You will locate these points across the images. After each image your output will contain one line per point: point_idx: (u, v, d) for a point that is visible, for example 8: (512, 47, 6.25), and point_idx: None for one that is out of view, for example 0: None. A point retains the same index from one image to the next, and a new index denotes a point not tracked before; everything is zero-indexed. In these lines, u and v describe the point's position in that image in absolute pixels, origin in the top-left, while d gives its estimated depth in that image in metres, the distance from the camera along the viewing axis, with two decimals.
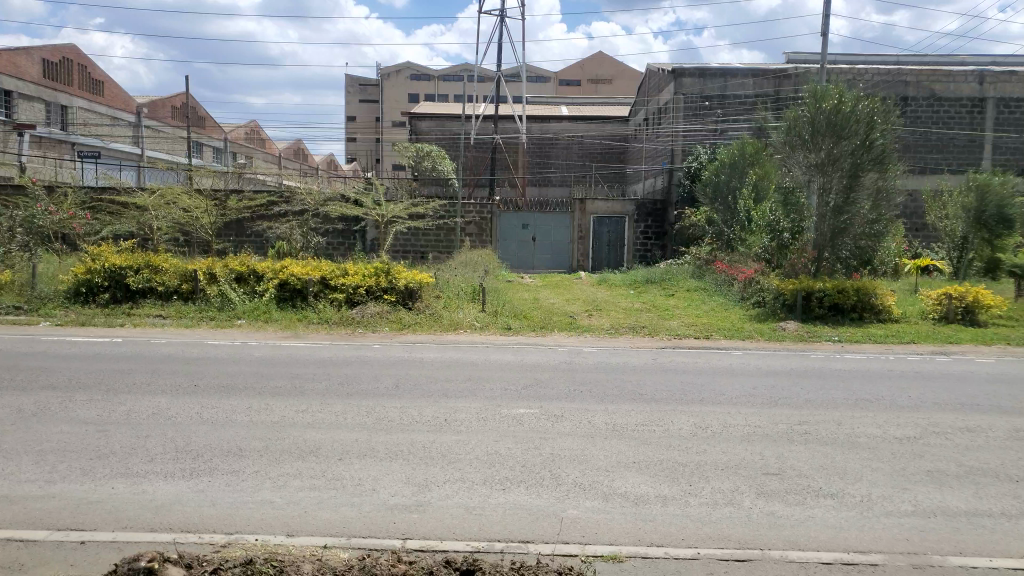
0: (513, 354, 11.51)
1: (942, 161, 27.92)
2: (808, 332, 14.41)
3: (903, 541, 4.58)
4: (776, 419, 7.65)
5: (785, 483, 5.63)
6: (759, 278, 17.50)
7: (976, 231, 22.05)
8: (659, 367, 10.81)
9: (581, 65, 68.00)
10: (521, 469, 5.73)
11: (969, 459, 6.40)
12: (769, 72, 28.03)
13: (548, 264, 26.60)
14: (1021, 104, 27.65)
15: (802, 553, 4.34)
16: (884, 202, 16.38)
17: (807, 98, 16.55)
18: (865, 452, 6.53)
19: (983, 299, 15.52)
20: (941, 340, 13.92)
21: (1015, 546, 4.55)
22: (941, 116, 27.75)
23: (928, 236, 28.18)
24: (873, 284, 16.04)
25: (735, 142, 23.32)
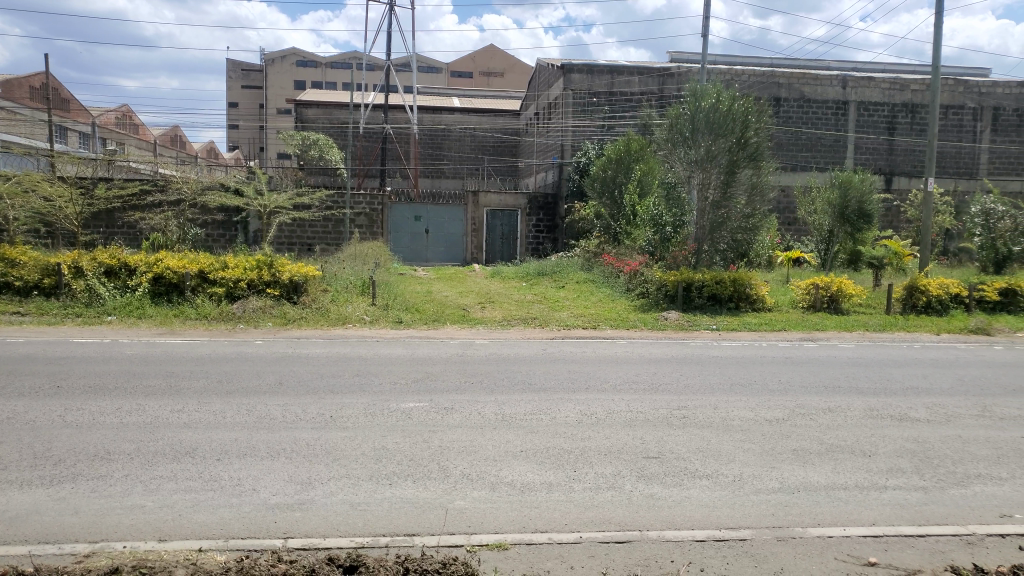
0: (403, 348, 11.40)
1: (811, 159, 29.71)
2: (688, 322, 15.01)
3: (770, 516, 4.87)
4: (658, 404, 7.96)
5: (664, 466, 5.87)
6: (644, 270, 18.07)
7: (841, 226, 23.65)
8: (548, 357, 11.00)
9: (472, 57, 67.87)
10: (409, 463, 5.70)
11: (830, 437, 6.89)
12: (653, 70, 28.90)
13: (440, 256, 26.52)
14: (879, 108, 29.79)
15: (678, 532, 4.54)
16: (757, 197, 17.31)
17: (688, 96, 17.22)
18: (738, 433, 6.90)
19: (846, 289, 16.62)
20: (809, 327, 14.85)
21: (866, 514, 4.94)
22: (810, 117, 29.49)
23: (799, 230, 29.95)
24: (748, 274, 16.91)
25: (621, 138, 23.94)
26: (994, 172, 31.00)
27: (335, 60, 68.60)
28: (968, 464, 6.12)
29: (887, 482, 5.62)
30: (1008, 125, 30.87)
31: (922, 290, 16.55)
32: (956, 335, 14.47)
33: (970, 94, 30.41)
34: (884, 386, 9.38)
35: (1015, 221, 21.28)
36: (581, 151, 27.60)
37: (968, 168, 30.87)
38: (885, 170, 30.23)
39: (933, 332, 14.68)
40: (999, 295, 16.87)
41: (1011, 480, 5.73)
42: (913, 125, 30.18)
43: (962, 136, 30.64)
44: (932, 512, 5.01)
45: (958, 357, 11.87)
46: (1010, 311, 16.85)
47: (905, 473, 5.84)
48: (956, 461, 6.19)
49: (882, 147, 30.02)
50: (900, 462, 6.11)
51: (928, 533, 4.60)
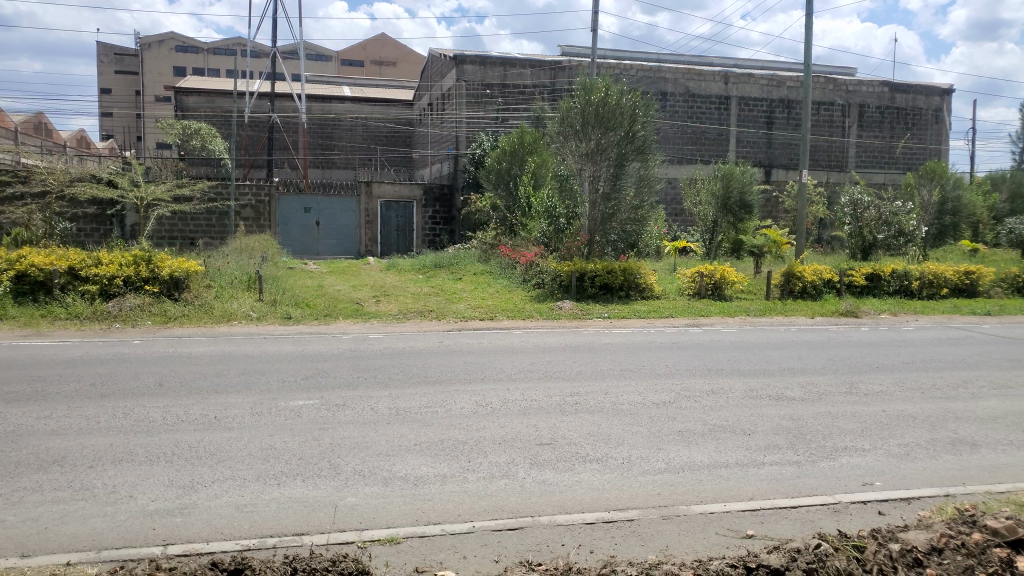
0: (292, 345, 11.07)
1: (696, 153, 30.90)
2: (581, 311, 15.32)
3: (656, 495, 5.05)
4: (551, 392, 8.11)
5: (556, 452, 5.98)
6: (539, 261, 18.27)
7: (724, 216, 24.76)
8: (444, 349, 10.98)
9: (363, 46, 66.55)
10: (298, 462, 5.57)
11: (713, 417, 7.21)
12: (544, 64, 29.26)
13: (332, 248, 25.95)
14: (758, 103, 31.31)
15: (568, 516, 4.64)
16: (646, 189, 17.84)
17: (578, 90, 17.48)
18: (627, 417, 7.12)
19: (728, 276, 17.38)
20: (693, 313, 15.47)
21: (746, 490, 5.20)
22: (694, 112, 30.64)
23: (686, 221, 31.14)
24: (638, 263, 17.38)
25: (515, 131, 24.10)
26: (861, 164, 33.18)
27: (218, 45, 65.82)
28: (837, 438, 6.55)
29: (764, 459, 5.94)
30: (872, 121, 33.13)
31: (799, 276, 17.50)
32: (828, 318, 15.43)
33: (838, 91, 32.41)
34: (763, 367, 9.91)
35: (879, 211, 22.87)
36: (475, 142, 27.67)
37: (839, 161, 32.90)
38: (765, 163, 31.83)
39: (808, 316, 15.60)
40: (866, 280, 18.08)
41: (874, 451, 6.18)
42: (789, 120, 31.89)
43: (833, 131, 32.62)
44: (804, 484, 5.34)
45: (829, 339, 12.67)
46: (875, 295, 18.12)
47: (781, 449, 6.19)
48: (826, 436, 6.61)
49: (761, 141, 31.54)
50: (776, 440, 6.46)
51: (800, 505, 4.90)
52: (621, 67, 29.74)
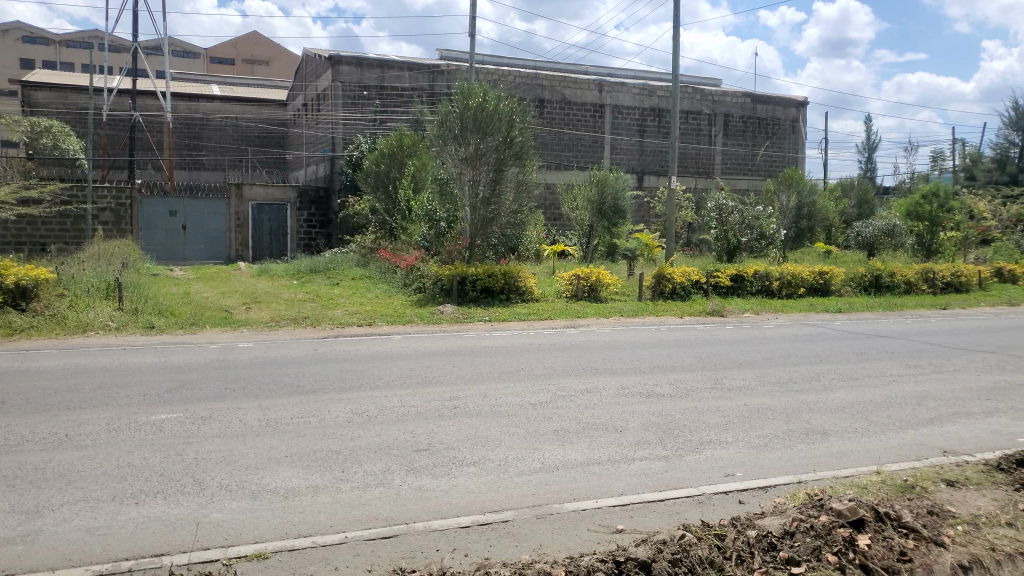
0: (155, 356, 10.46)
1: (573, 159, 31.63)
2: (463, 314, 15.35)
3: (530, 495, 5.13)
4: (429, 397, 8.07)
5: (433, 457, 5.96)
6: (419, 265, 18.15)
7: (599, 221, 25.52)
8: (320, 357, 10.69)
9: (234, 43, 63.96)
10: (159, 479, 5.26)
11: (587, 416, 7.40)
12: (423, 67, 29.08)
13: (200, 253, 24.81)
14: (630, 112, 32.48)
15: (443, 521, 4.63)
16: (524, 194, 18.11)
17: (456, 95, 17.49)
18: (504, 419, 7.19)
19: (604, 279, 17.91)
20: (571, 315, 15.86)
21: (616, 485, 5.37)
22: (571, 119, 31.36)
23: (564, 225, 31.87)
24: (517, 267, 17.58)
25: (393, 134, 23.79)
26: (727, 171, 35.02)
27: (72, 36, 61.47)
28: (702, 432, 6.88)
29: (635, 454, 6.15)
30: (736, 130, 35.01)
31: (669, 278, 18.27)
32: (696, 317, 16.20)
33: (705, 101, 34.08)
34: (635, 365, 10.29)
35: (743, 216, 24.24)
36: (353, 145, 27.19)
37: (706, 167, 34.59)
38: (638, 169, 33.05)
39: (677, 316, 16.28)
40: (731, 281, 19.08)
41: (735, 443, 6.53)
42: (660, 128, 33.25)
43: (701, 140, 34.27)
44: (671, 478, 5.57)
45: (697, 337, 13.29)
46: (739, 295, 19.16)
47: (650, 445, 6.42)
48: (692, 430, 6.92)
49: (633, 148, 32.75)
50: (646, 435, 6.71)
51: (666, 497, 5.10)
52: (499, 73, 30.06)
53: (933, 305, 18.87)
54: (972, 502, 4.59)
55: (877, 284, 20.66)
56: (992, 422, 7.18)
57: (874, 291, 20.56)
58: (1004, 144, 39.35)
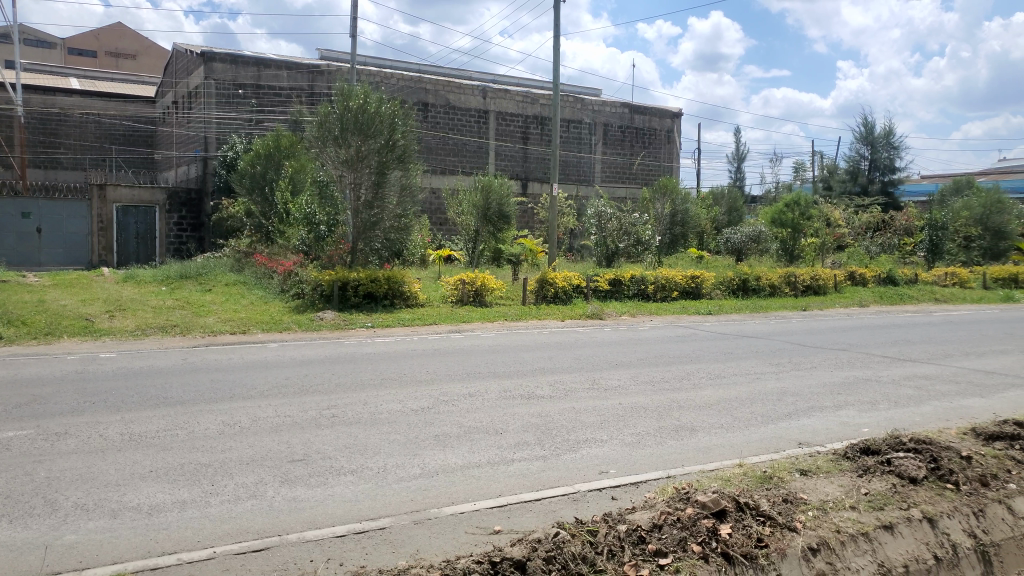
0: (6, 369, 9.67)
1: (457, 164, 31.68)
2: (344, 321, 15.05)
3: (409, 501, 5.11)
4: (306, 406, 7.87)
5: (309, 467, 5.82)
6: (298, 270, 17.57)
7: (484, 226, 25.84)
8: (190, 367, 10.22)
9: (95, 35, 60.02)
10: (5, 502, 4.87)
11: (467, 419, 7.45)
12: (302, 67, 28.40)
13: (59, 259, 23.09)
14: (514, 119, 32.92)
15: (317, 531, 4.54)
16: (407, 198, 17.97)
17: (336, 95, 17.21)
18: (384, 426, 7.11)
19: (489, 284, 18.05)
20: (456, 319, 15.91)
21: (494, 487, 5.44)
22: (455, 123, 31.39)
23: (450, 230, 31.90)
24: (401, 272, 17.43)
25: (270, 135, 23.06)
26: (606, 179, 36.12)
27: None
28: (578, 431, 7.06)
29: (514, 456, 6.24)
30: (614, 139, 36.16)
31: (552, 282, 18.67)
32: (577, 320, 16.62)
33: (585, 111, 35.00)
34: (517, 368, 10.43)
35: (621, 222, 25.10)
36: (227, 145, 26.13)
37: (587, 175, 35.52)
38: (521, 176, 33.52)
39: (559, 319, 16.64)
40: (610, 285, 19.68)
41: (610, 441, 6.75)
42: (542, 135, 33.89)
43: (581, 148, 35.19)
44: (547, 477, 5.70)
45: (577, 339, 13.66)
46: (617, 298, 19.79)
47: (529, 446, 6.54)
48: (569, 430, 7.09)
49: (517, 154, 33.21)
50: (525, 436, 6.83)
51: (543, 497, 5.21)
52: (381, 76, 29.76)
53: (795, 307, 20.17)
54: (822, 489, 4.93)
55: (745, 288, 21.87)
56: (842, 414, 7.77)
57: (741, 293, 21.77)
58: (855, 157, 42.63)
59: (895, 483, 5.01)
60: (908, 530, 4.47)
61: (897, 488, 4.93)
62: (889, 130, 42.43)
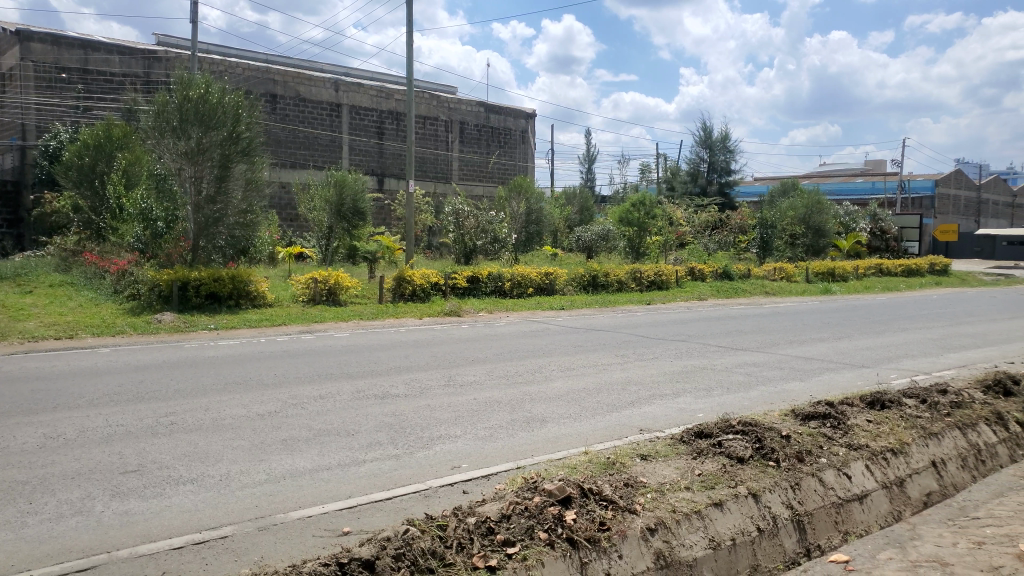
0: None
1: (308, 158, 30.70)
2: (184, 323, 14.21)
3: (253, 508, 4.93)
4: (142, 414, 7.37)
5: (144, 478, 5.47)
6: (133, 270, 16.39)
7: (338, 223, 25.25)
8: (8, 377, 9.30)
9: None
10: None
11: (318, 422, 7.26)
12: (136, 52, 26.46)
13: None
14: (368, 113, 32.39)
15: (152, 544, 4.28)
16: (253, 192, 17.22)
17: (174, 84, 16.29)
18: (228, 432, 6.80)
19: (342, 282, 17.66)
20: (308, 319, 15.46)
21: (344, 488, 5.35)
22: (306, 116, 30.46)
23: (301, 226, 30.96)
24: (247, 270, 16.72)
25: (99, 124, 21.34)
26: (463, 176, 36.25)
27: None
28: (432, 428, 7.07)
29: (365, 456, 6.16)
30: (470, 137, 36.41)
31: (409, 280, 18.53)
32: (434, 317, 16.58)
33: (441, 108, 34.99)
34: (371, 368, 10.30)
35: (477, 220, 25.34)
36: (48, 133, 23.98)
37: (444, 172, 35.50)
38: (377, 172, 32.98)
39: (416, 317, 16.56)
40: (467, 282, 19.79)
41: (464, 436, 6.81)
42: (398, 131, 33.55)
43: (438, 145, 35.11)
44: (399, 475, 5.68)
45: (434, 336, 13.65)
46: (475, 295, 19.96)
47: (381, 445, 6.48)
48: (423, 427, 7.09)
49: (372, 150, 32.71)
50: (378, 436, 6.75)
51: (394, 495, 5.19)
52: (224, 64, 28.35)
53: (641, 301, 21.20)
54: (660, 472, 5.22)
55: (595, 284, 22.73)
56: (681, 400, 8.26)
57: (592, 289, 22.59)
58: (695, 159, 45.35)
59: (725, 463, 5.39)
60: (735, 506, 4.80)
61: (726, 467, 5.30)
62: (725, 135, 45.43)
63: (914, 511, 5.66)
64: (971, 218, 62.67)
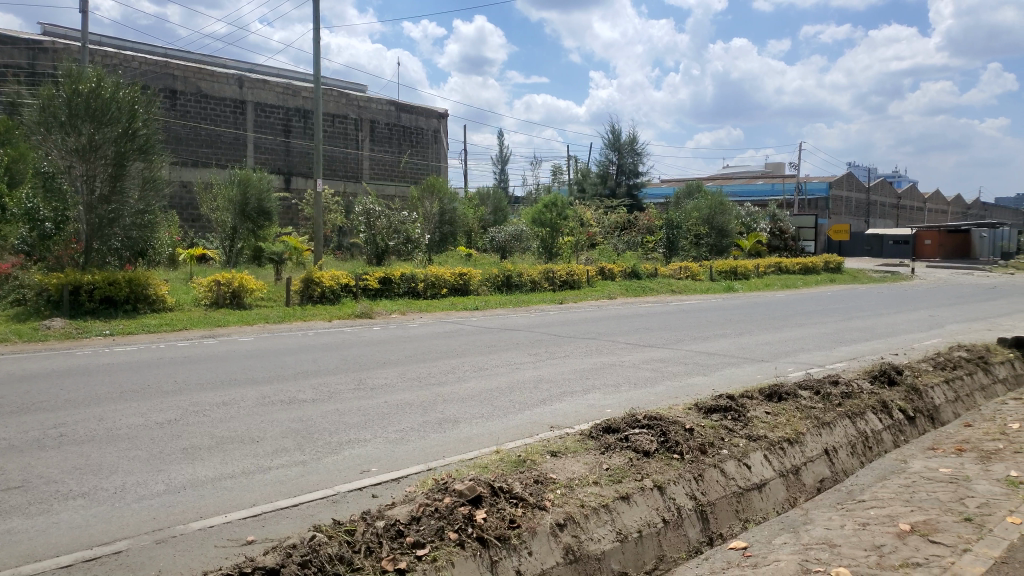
0: None
1: (211, 156, 29.63)
2: (77, 329, 13.46)
3: (150, 520, 4.72)
4: (27, 427, 6.93)
5: (29, 494, 5.15)
6: (18, 275, 15.46)
7: (242, 223, 24.45)
8: None
9: None
10: None
11: (221, 429, 7.02)
12: (20, 42, 25.07)
13: None
14: (274, 111, 31.51)
15: (38, 564, 4.04)
16: (151, 191, 16.52)
17: (61, 77, 15.40)
18: (124, 443, 6.49)
19: (247, 284, 17.10)
20: (211, 324, 14.88)
21: (248, 497, 5.19)
22: (208, 113, 29.41)
23: (203, 227, 29.86)
24: (146, 274, 16.02)
25: None
26: (373, 176, 35.75)
27: None
28: (341, 432, 6.95)
29: (271, 463, 5.99)
30: (380, 137, 35.95)
31: (317, 282, 18.17)
32: (344, 320, 16.28)
33: (351, 106, 34.42)
34: (277, 373, 10.01)
35: (388, 220, 25.06)
36: None
37: (354, 172, 34.94)
38: (284, 171, 32.12)
39: (325, 319, 16.22)
40: (379, 283, 19.52)
41: (374, 440, 6.72)
42: (305, 129, 32.79)
43: (347, 144, 34.52)
44: (306, 481, 5.55)
45: (344, 339, 13.39)
46: (387, 296, 19.70)
47: (288, 452, 6.31)
48: (331, 432, 6.96)
49: (279, 148, 31.86)
50: (284, 443, 6.58)
51: (300, 502, 5.07)
52: (118, 58, 27.19)
53: (553, 301, 21.43)
54: (569, 468, 5.30)
55: (508, 284, 22.84)
56: (590, 397, 8.40)
57: (505, 289, 22.70)
58: (605, 161, 46.25)
59: (632, 457, 5.52)
60: (641, 499, 4.92)
61: (632, 461, 5.43)
62: (632, 138, 46.55)
63: (808, 497, 5.95)
64: (861, 219, 66.30)
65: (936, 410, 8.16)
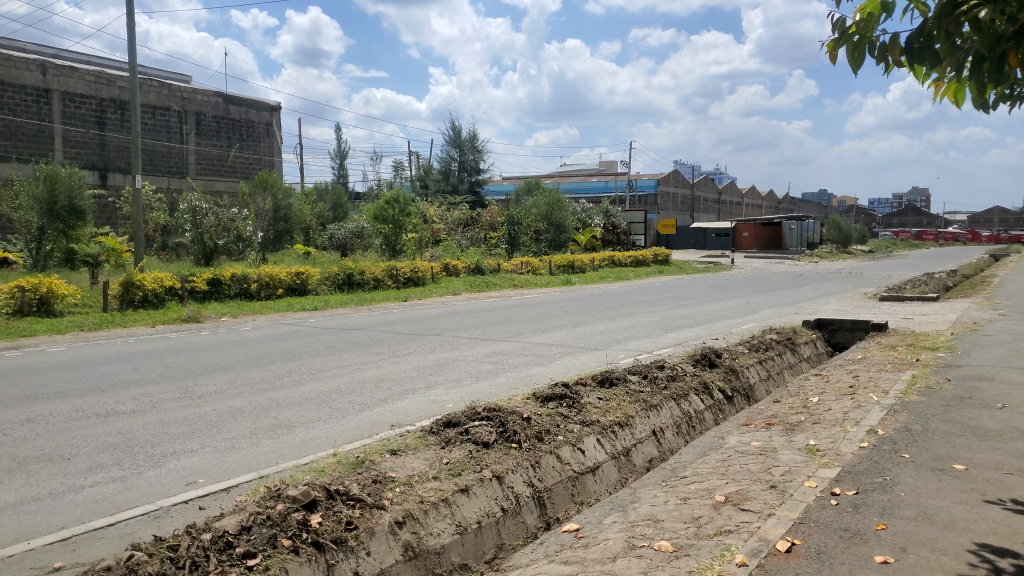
0: None
1: (11, 149, 26.80)
2: None
3: None
4: None
5: None
6: None
7: (51, 223, 22.23)
8: None
9: None
10: None
11: (25, 449, 6.37)
12: None
13: None
14: (85, 101, 28.99)
15: None
16: None
17: None
18: None
19: (57, 289, 15.65)
20: (15, 334, 13.46)
21: (55, 519, 4.76)
22: (5, 102, 26.58)
23: (5, 228, 26.96)
24: None
25: None
26: (200, 172, 33.79)
27: None
28: (165, 444, 6.53)
29: (84, 481, 5.53)
30: (208, 130, 34.02)
31: (138, 285, 16.88)
32: (170, 325, 15.31)
33: (173, 97, 32.31)
34: (93, 384, 9.23)
35: (217, 218, 23.79)
36: None
37: (178, 167, 32.86)
38: (98, 166, 29.59)
39: (149, 325, 15.16)
40: (207, 285, 18.56)
41: (201, 450, 6.37)
42: (122, 121, 30.45)
43: (171, 137, 32.41)
44: (125, 498, 5.17)
45: (170, 346, 12.59)
46: (216, 298, 18.70)
47: (103, 468, 5.84)
48: (154, 444, 6.51)
49: (92, 142, 29.35)
50: (100, 459, 6.08)
51: (118, 521, 4.72)
52: None
53: (397, 298, 21.26)
54: (409, 465, 5.28)
55: (349, 282, 22.31)
56: (432, 393, 8.43)
57: (347, 287, 22.17)
58: (447, 158, 46.50)
59: (472, 449, 5.58)
60: (481, 490, 4.99)
61: (472, 453, 5.49)
62: (473, 136, 47.07)
63: (637, 477, 6.29)
64: (686, 214, 70.71)
65: (750, 389, 8.89)
